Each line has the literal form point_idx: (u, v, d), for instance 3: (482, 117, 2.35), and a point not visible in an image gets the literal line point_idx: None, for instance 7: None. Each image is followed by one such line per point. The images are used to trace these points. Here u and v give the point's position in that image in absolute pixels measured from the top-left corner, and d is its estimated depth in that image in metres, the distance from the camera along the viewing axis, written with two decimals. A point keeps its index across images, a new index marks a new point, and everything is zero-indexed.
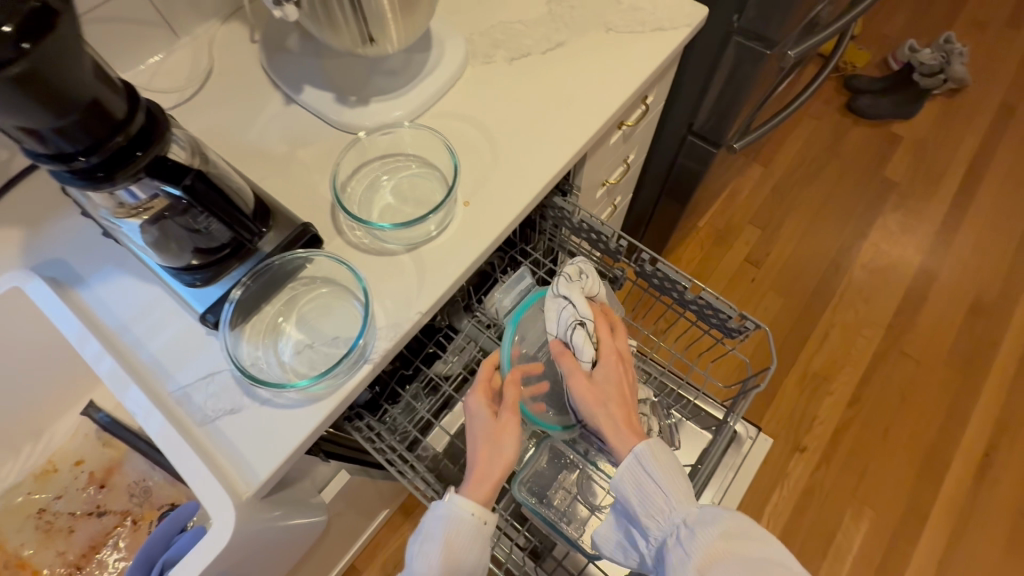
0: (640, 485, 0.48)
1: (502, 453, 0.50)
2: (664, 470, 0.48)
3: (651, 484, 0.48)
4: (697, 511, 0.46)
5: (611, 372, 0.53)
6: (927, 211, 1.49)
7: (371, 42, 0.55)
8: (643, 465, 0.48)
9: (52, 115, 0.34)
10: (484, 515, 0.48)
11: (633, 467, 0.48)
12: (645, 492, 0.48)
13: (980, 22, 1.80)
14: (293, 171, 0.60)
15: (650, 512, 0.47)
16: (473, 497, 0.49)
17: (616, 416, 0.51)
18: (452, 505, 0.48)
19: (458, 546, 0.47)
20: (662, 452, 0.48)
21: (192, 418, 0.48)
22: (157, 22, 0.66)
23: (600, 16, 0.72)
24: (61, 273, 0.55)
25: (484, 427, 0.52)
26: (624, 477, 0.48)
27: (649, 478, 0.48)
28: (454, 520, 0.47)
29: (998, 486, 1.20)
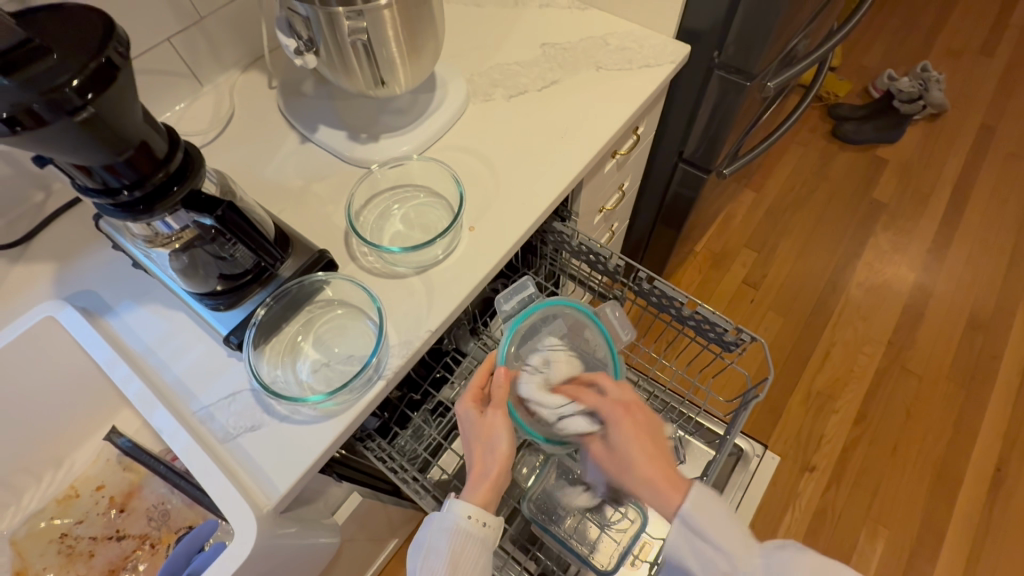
0: (697, 552, 0.44)
1: (497, 452, 0.52)
2: (716, 526, 0.44)
3: (707, 544, 0.44)
4: (764, 562, 0.43)
5: (624, 426, 0.51)
6: (917, 230, 1.54)
7: (382, 85, 0.60)
8: (691, 524, 0.44)
9: (106, 153, 0.38)
10: (485, 518, 0.50)
11: (683, 533, 0.44)
12: (704, 559, 0.44)
13: (954, 51, 1.89)
14: (309, 203, 0.64)
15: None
16: (473, 501, 0.50)
17: (661, 470, 0.48)
18: (455, 513, 0.49)
19: (463, 554, 0.48)
20: (708, 501, 0.45)
21: (215, 436, 0.51)
22: (184, 73, 0.72)
23: (590, 56, 0.78)
24: (91, 303, 0.59)
25: (474, 430, 0.54)
26: (680, 548, 0.44)
27: (706, 544, 0.44)
28: (457, 529, 0.48)
29: (1012, 500, 1.19)
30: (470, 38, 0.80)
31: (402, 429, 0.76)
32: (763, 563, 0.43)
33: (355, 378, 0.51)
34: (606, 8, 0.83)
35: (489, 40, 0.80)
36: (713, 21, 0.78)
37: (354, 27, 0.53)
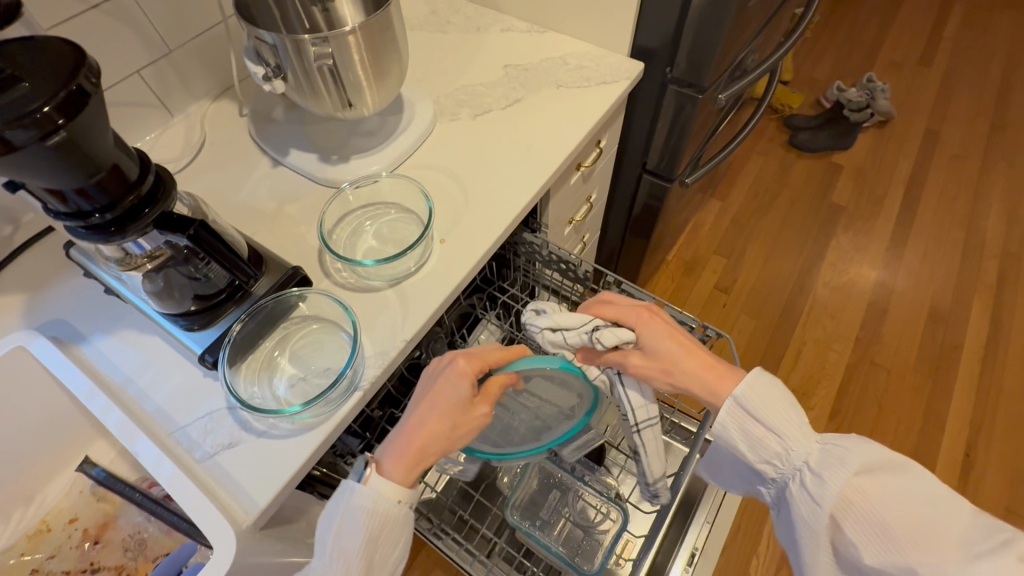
0: (748, 432, 0.49)
1: (451, 435, 0.49)
2: (770, 412, 0.49)
3: (762, 428, 0.49)
4: (821, 450, 0.48)
5: (650, 330, 0.53)
6: (875, 230, 1.61)
7: (349, 107, 0.63)
8: (748, 407, 0.49)
9: (77, 177, 0.39)
10: (401, 496, 0.47)
11: (738, 412, 0.49)
12: (754, 439, 0.49)
13: (895, 63, 2.02)
14: (282, 224, 0.65)
15: (766, 460, 0.49)
16: (394, 478, 0.47)
17: (680, 382, 0.52)
18: (372, 495, 0.46)
19: (380, 534, 0.47)
20: (765, 389, 0.49)
21: (193, 457, 0.51)
22: (155, 103, 0.73)
23: (551, 75, 0.82)
24: (64, 332, 0.59)
25: (433, 400, 0.49)
26: (729, 426, 0.49)
27: (757, 424, 0.49)
28: (375, 512, 0.46)
29: (984, 485, 1.23)
30: (435, 63, 0.84)
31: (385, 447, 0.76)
32: (820, 452, 0.48)
33: (332, 389, 0.52)
34: (563, 31, 0.88)
35: (453, 64, 0.84)
36: (663, 39, 0.83)
37: (320, 52, 0.56)
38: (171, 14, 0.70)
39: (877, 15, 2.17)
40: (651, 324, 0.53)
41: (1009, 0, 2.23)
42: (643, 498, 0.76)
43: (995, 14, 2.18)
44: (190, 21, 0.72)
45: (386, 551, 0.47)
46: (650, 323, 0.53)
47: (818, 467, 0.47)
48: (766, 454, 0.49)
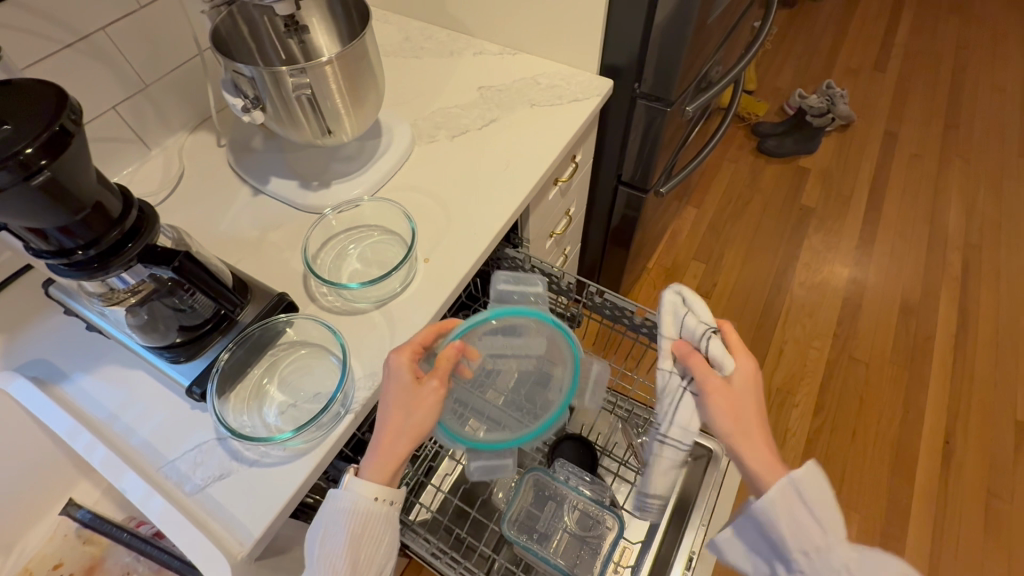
0: (795, 521, 0.43)
1: (413, 422, 0.48)
2: (825, 507, 0.43)
3: (811, 518, 0.43)
4: (859, 555, 0.42)
5: (744, 383, 0.48)
6: (844, 229, 1.67)
7: (329, 134, 0.64)
8: (804, 493, 0.43)
9: (59, 216, 0.40)
10: (378, 495, 0.47)
11: (790, 496, 0.43)
12: (800, 526, 0.43)
13: (853, 69, 2.12)
14: (265, 251, 0.66)
15: (803, 545, 0.42)
16: (373, 478, 0.47)
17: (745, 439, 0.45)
18: (349, 496, 0.47)
19: (364, 534, 0.47)
20: (823, 481, 0.44)
21: (183, 491, 0.50)
22: (131, 138, 0.73)
23: (524, 95, 0.85)
24: (45, 371, 0.58)
25: (397, 390, 0.50)
26: (778, 508, 0.43)
27: (809, 512, 0.43)
28: (355, 512, 0.46)
29: (965, 471, 1.27)
30: (411, 87, 0.86)
31: None
32: (859, 557, 0.42)
33: (323, 413, 0.52)
34: (534, 52, 0.90)
35: (429, 87, 0.86)
36: (631, 56, 0.86)
37: (298, 83, 0.57)
38: (145, 49, 0.70)
39: (832, 25, 2.28)
40: (745, 380, 0.48)
41: (953, 7, 2.37)
42: None
43: (941, 20, 2.30)
44: (165, 55, 0.73)
45: (372, 551, 0.47)
46: (716, 398, 0.47)
47: (858, 571, 0.41)
48: (805, 544, 0.43)
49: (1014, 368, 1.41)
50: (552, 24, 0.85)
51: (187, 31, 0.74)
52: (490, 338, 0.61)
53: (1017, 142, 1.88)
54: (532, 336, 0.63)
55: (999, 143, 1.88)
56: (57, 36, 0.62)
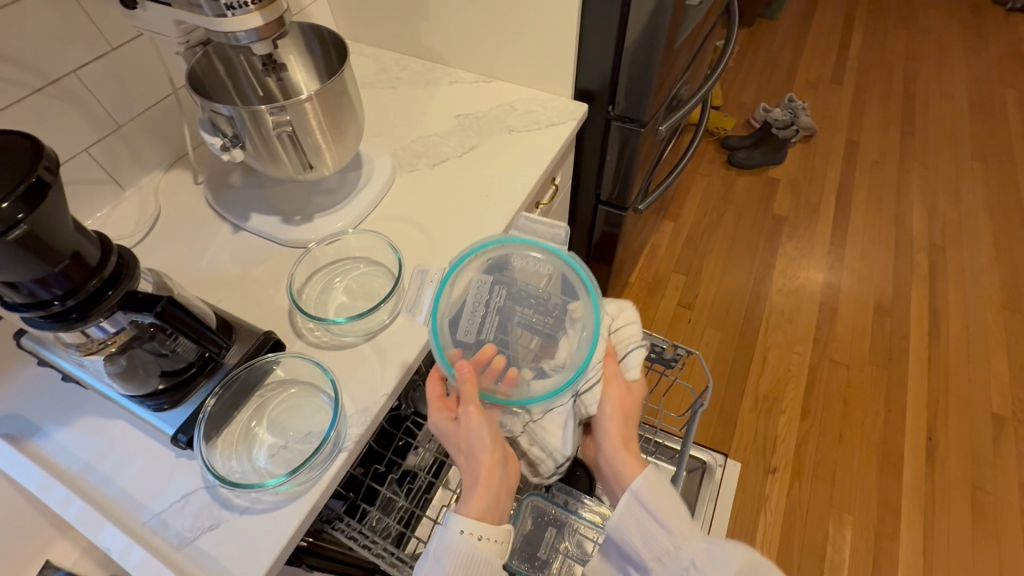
0: (644, 531, 0.52)
1: (482, 451, 0.52)
2: (663, 508, 0.52)
3: (655, 525, 0.52)
4: (704, 550, 0.50)
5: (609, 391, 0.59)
6: (815, 236, 1.72)
7: (310, 168, 0.64)
8: (644, 501, 0.52)
9: (36, 268, 0.38)
10: (483, 532, 0.50)
11: (634, 505, 0.52)
12: (649, 535, 0.52)
13: (812, 82, 2.21)
14: (248, 288, 0.65)
15: (655, 550, 0.51)
16: (468, 512, 0.51)
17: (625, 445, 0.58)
18: (462, 532, 0.49)
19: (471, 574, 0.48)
20: (660, 483, 0.53)
21: (170, 545, 0.48)
22: (105, 179, 0.72)
23: (502, 121, 0.86)
24: (17, 428, 0.55)
25: (451, 439, 0.55)
26: (626, 519, 0.52)
27: (652, 520, 0.52)
28: (466, 550, 0.48)
29: (949, 465, 1.30)
30: (390, 117, 0.87)
31: (370, 505, 0.74)
32: (703, 551, 0.50)
33: (316, 454, 0.50)
34: (510, 79, 0.92)
35: (408, 117, 0.87)
36: (603, 80, 0.89)
37: (278, 121, 0.57)
38: (118, 90, 0.70)
39: (789, 41, 2.39)
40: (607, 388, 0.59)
41: (900, 20, 2.50)
42: None
43: (889, 33, 2.43)
44: (139, 95, 0.72)
45: None
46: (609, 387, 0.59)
47: (701, 566, 0.49)
48: (656, 550, 0.52)
49: (984, 362, 1.47)
50: (526, 52, 0.87)
51: (161, 71, 0.74)
52: (462, 320, 0.59)
53: (969, 146, 1.98)
54: (477, 277, 0.60)
55: (953, 147, 1.98)
56: (25, 80, 0.61)
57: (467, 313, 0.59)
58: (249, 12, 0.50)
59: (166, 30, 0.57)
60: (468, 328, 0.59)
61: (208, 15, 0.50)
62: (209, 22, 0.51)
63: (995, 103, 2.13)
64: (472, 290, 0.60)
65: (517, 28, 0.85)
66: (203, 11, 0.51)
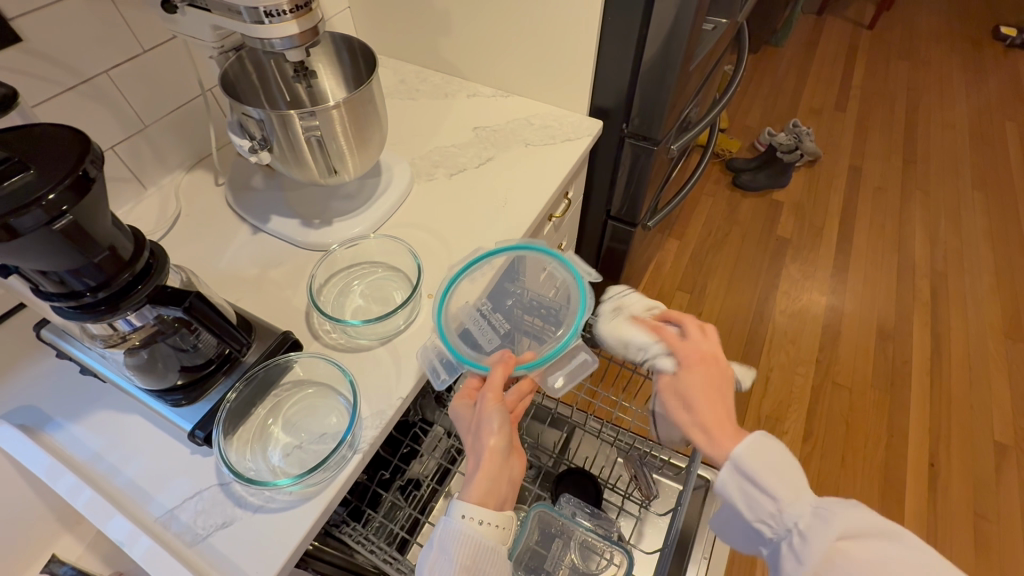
0: (748, 495, 0.42)
1: (488, 444, 0.49)
2: (768, 470, 0.42)
3: (758, 491, 0.42)
4: (812, 509, 0.41)
5: (692, 375, 0.48)
6: (818, 258, 1.74)
7: (333, 173, 0.65)
8: (744, 467, 0.42)
9: (75, 259, 0.39)
10: (484, 517, 0.46)
11: (735, 476, 0.43)
12: (754, 500, 0.42)
13: (815, 109, 2.25)
14: (267, 289, 0.65)
15: (762, 517, 0.42)
16: (471, 498, 0.46)
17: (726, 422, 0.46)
18: (462, 517, 0.45)
19: (475, 562, 0.45)
20: (764, 446, 0.43)
21: (182, 541, 0.48)
22: (128, 178, 0.73)
23: (518, 135, 0.88)
24: (32, 418, 0.55)
25: (465, 423, 0.53)
26: (727, 484, 0.43)
27: (757, 484, 0.42)
28: (468, 536, 0.45)
29: (951, 491, 1.29)
30: (409, 127, 0.89)
31: (374, 511, 0.74)
32: (812, 514, 0.41)
33: (331, 455, 0.50)
34: (527, 94, 0.94)
35: (425, 128, 0.89)
36: (618, 98, 0.91)
37: (307, 125, 0.58)
38: (147, 92, 0.71)
39: (793, 69, 2.44)
40: (693, 369, 0.49)
41: (903, 51, 2.56)
42: (638, 539, 0.77)
43: (891, 64, 2.49)
44: (167, 97, 0.74)
45: None
46: (696, 367, 0.49)
47: (810, 532, 0.40)
48: (762, 514, 0.42)
49: (986, 389, 1.47)
50: (544, 68, 0.89)
51: (189, 75, 0.75)
52: (471, 332, 0.59)
53: (970, 175, 2.02)
54: (461, 309, 0.60)
55: (954, 175, 2.01)
56: (60, 78, 0.62)
57: (467, 325, 0.59)
58: (287, 21, 0.51)
59: (203, 34, 0.59)
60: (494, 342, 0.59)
61: (246, 22, 0.52)
62: (247, 29, 0.53)
63: (995, 135, 2.17)
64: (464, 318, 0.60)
65: (536, 45, 0.87)
66: (242, 17, 0.52)
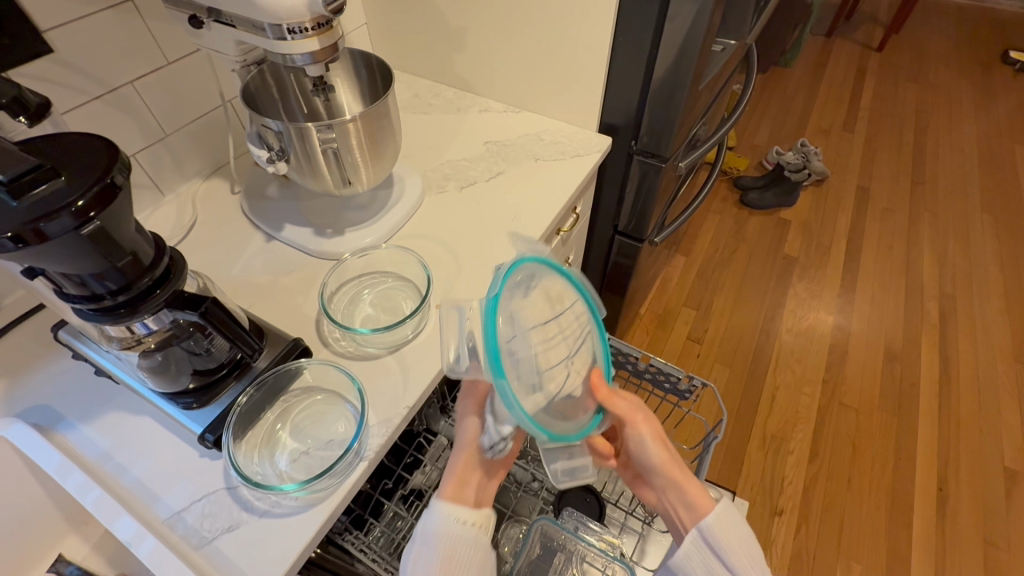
0: (710, 569, 0.49)
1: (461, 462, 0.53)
2: (732, 544, 0.49)
3: (720, 563, 0.49)
4: None
5: (637, 431, 0.52)
6: (826, 277, 1.73)
7: (348, 184, 0.66)
8: (710, 538, 0.49)
9: (101, 263, 0.41)
10: (462, 515, 0.50)
11: (700, 543, 0.49)
12: (716, 574, 0.49)
13: (824, 129, 2.27)
14: (278, 296, 0.67)
15: None
16: (447, 498, 0.51)
17: (679, 466, 0.52)
18: (443, 515, 0.50)
19: (458, 556, 0.49)
20: (733, 518, 0.50)
21: (189, 543, 0.48)
22: (148, 184, 0.75)
23: (529, 150, 0.89)
24: (45, 418, 0.57)
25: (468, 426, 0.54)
26: (691, 556, 0.49)
27: (718, 557, 0.49)
28: (450, 534, 0.49)
29: (960, 517, 1.27)
30: (422, 141, 0.91)
31: (377, 520, 0.75)
32: None
33: (337, 462, 0.51)
34: (538, 110, 0.96)
35: (437, 141, 0.90)
36: (627, 116, 0.92)
37: (324, 138, 0.60)
38: (168, 102, 0.73)
39: (802, 89, 2.46)
40: (637, 429, 0.52)
41: (912, 73, 2.58)
42: (642, 558, 0.75)
43: (900, 86, 2.50)
44: (188, 107, 0.76)
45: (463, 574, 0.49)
46: (640, 425, 0.52)
47: None
48: None
49: (995, 414, 1.45)
50: (555, 86, 0.91)
51: (210, 86, 0.78)
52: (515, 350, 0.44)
53: (979, 198, 2.02)
54: (516, 302, 0.45)
55: (962, 198, 2.01)
56: (87, 88, 0.64)
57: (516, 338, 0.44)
58: (308, 37, 0.53)
59: (227, 48, 0.61)
60: (527, 366, 0.45)
61: (269, 38, 0.54)
62: (270, 44, 0.54)
63: (1005, 158, 2.17)
64: (516, 312, 0.45)
65: (548, 63, 0.88)
66: (265, 34, 0.54)
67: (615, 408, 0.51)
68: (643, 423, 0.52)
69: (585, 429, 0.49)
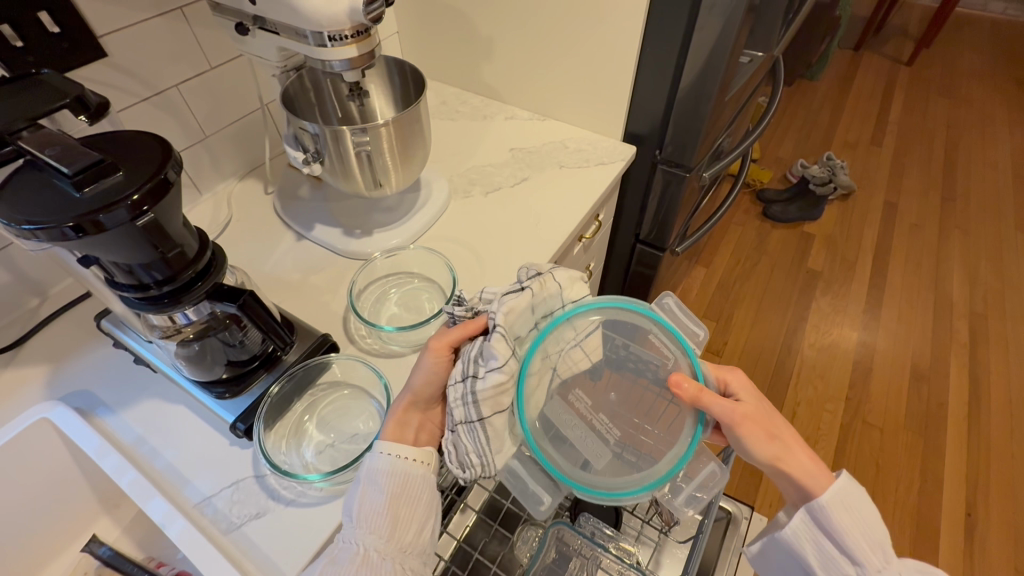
0: (820, 548, 0.45)
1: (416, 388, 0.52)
2: (851, 526, 0.45)
3: (833, 545, 0.45)
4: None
5: (743, 432, 0.46)
6: (850, 292, 1.70)
7: (378, 187, 0.68)
8: (825, 520, 0.45)
9: (150, 254, 0.43)
10: (406, 453, 0.49)
11: (811, 524, 0.46)
12: (829, 558, 0.45)
13: (851, 143, 2.23)
14: (308, 292, 0.69)
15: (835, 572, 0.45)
16: (389, 438, 0.50)
17: (783, 446, 0.47)
18: (387, 454, 0.49)
19: (405, 492, 0.48)
20: (854, 500, 0.45)
21: (218, 528, 0.50)
22: (187, 183, 0.78)
23: (553, 157, 0.91)
24: (86, 402, 0.59)
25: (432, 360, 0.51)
26: (801, 534, 0.46)
27: (831, 537, 0.45)
28: (397, 471, 0.48)
29: (990, 545, 1.23)
30: (449, 146, 0.93)
31: None
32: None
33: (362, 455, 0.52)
34: (563, 119, 0.98)
35: (464, 147, 0.92)
36: (651, 125, 0.93)
37: (358, 140, 0.62)
38: (210, 104, 0.77)
39: (827, 102, 2.43)
40: (737, 430, 0.46)
41: (943, 87, 2.53)
42: (657, 567, 0.77)
43: (930, 100, 2.46)
44: (227, 110, 0.79)
45: (410, 510, 0.48)
46: (742, 427, 0.46)
47: None
48: None
49: None
50: (580, 95, 0.92)
51: (249, 90, 0.81)
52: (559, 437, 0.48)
53: (1014, 216, 1.96)
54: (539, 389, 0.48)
55: (995, 215, 1.96)
56: (136, 90, 0.68)
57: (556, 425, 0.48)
58: (347, 45, 0.55)
59: (269, 55, 0.63)
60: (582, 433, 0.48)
61: (311, 45, 0.56)
62: (311, 51, 0.57)
63: None
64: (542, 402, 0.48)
65: (575, 73, 0.90)
66: (306, 40, 0.56)
67: (711, 410, 0.45)
68: (746, 421, 0.46)
69: (688, 446, 0.46)
